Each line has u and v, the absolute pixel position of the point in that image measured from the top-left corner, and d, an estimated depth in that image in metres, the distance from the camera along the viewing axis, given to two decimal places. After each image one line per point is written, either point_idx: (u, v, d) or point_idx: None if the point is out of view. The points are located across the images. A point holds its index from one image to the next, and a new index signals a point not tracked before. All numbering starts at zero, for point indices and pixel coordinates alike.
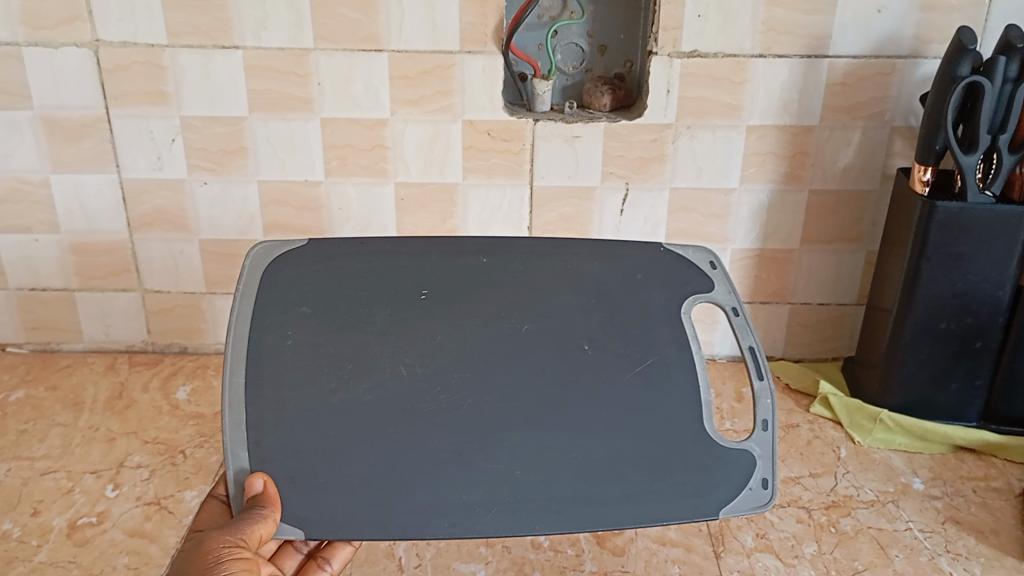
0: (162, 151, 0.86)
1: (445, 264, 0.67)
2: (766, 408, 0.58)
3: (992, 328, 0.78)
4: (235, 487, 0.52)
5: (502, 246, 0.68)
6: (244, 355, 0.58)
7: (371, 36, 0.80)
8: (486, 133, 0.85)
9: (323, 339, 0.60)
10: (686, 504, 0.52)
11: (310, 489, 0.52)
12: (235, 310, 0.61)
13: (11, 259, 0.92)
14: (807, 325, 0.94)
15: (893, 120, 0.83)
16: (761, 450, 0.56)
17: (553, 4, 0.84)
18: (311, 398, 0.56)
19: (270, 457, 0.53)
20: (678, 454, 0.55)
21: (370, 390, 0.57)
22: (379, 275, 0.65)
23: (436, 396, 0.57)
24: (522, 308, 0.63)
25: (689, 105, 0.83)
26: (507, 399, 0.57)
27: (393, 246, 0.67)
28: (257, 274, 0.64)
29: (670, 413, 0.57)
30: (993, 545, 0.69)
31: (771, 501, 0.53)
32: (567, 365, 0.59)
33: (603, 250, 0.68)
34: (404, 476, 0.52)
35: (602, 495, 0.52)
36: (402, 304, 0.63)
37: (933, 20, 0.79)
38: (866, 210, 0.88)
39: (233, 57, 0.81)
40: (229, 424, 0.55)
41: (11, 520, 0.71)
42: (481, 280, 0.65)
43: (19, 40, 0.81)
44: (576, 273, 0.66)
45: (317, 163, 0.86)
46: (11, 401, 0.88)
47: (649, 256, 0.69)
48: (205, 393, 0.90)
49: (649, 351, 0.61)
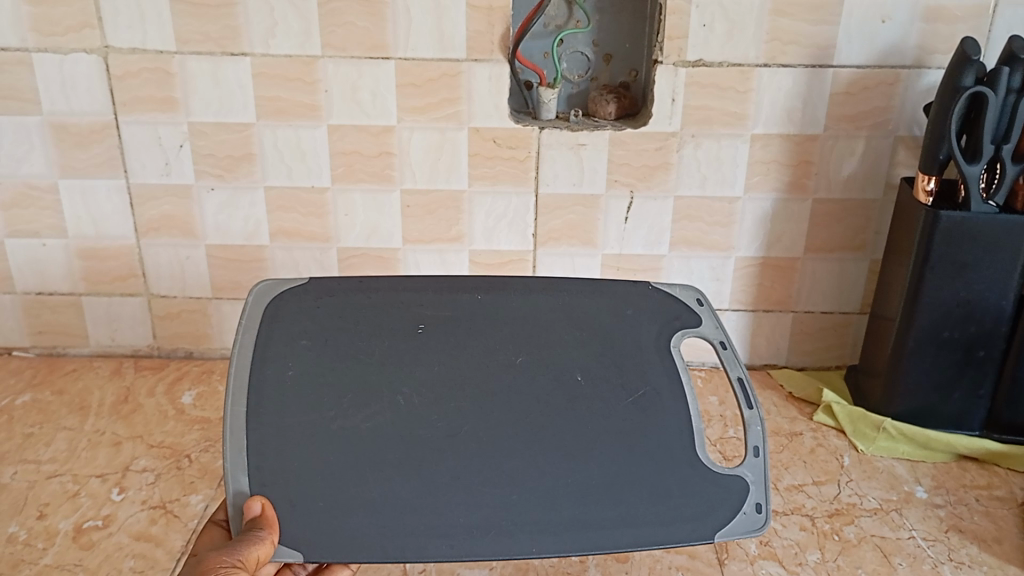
0: (171, 156, 0.86)
1: (443, 299, 0.68)
2: (757, 435, 0.59)
3: (996, 337, 0.78)
4: (235, 510, 0.51)
5: (498, 289, 0.70)
6: (245, 387, 0.59)
7: (379, 43, 0.81)
8: (492, 141, 0.85)
9: (323, 371, 0.61)
10: (684, 527, 0.51)
11: (309, 511, 0.51)
12: (238, 342, 0.62)
13: (19, 263, 0.92)
14: (811, 333, 0.95)
15: (898, 129, 0.84)
16: (754, 476, 0.56)
17: (559, 12, 0.85)
18: (311, 425, 0.56)
19: (270, 481, 0.53)
20: (675, 479, 0.54)
21: (369, 418, 0.57)
22: (378, 310, 0.67)
23: (434, 422, 0.57)
24: (518, 340, 0.64)
25: (694, 114, 0.83)
26: (504, 425, 0.57)
27: (392, 283, 0.69)
28: (261, 308, 0.66)
29: (664, 438, 0.57)
30: (996, 554, 0.70)
31: (766, 525, 0.53)
32: (563, 394, 0.60)
33: (595, 287, 0.71)
34: (404, 498, 0.52)
35: (601, 518, 0.51)
36: (400, 336, 0.64)
37: (937, 30, 0.80)
38: (870, 219, 0.88)
39: (241, 64, 0.82)
40: (230, 449, 0.54)
41: (18, 523, 0.72)
42: (476, 314, 0.67)
43: (29, 46, 0.82)
44: (572, 308, 0.68)
45: (324, 170, 0.87)
46: (17, 405, 0.88)
47: (639, 292, 0.71)
48: (210, 398, 0.90)
49: (645, 379, 0.62)
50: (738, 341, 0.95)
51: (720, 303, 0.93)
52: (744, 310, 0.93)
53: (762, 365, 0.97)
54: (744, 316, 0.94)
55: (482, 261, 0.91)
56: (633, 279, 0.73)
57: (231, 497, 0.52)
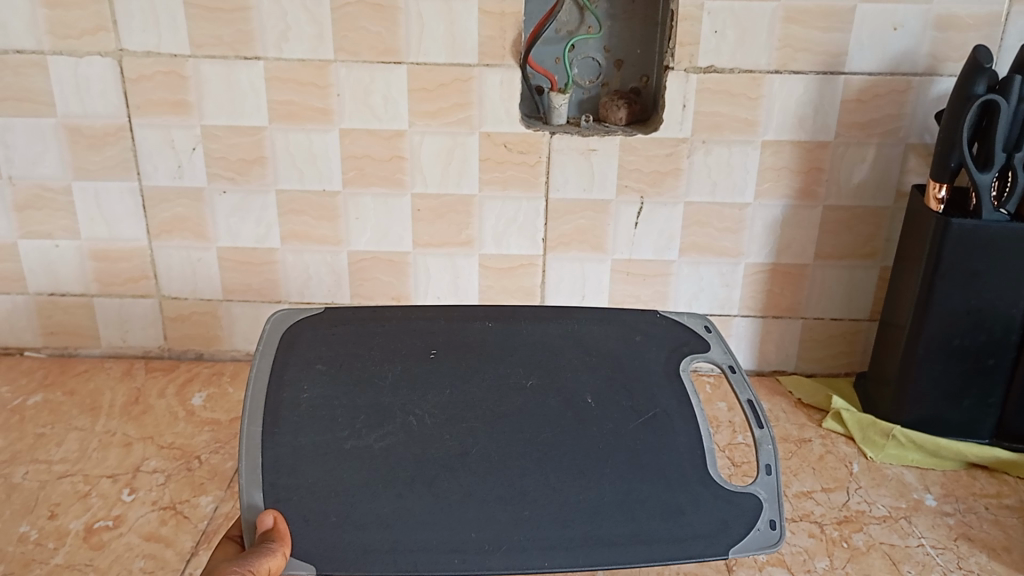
0: (183, 159, 0.87)
1: (454, 327, 0.69)
2: (768, 454, 0.59)
3: (1005, 346, 0.78)
4: (248, 527, 0.50)
5: (509, 316, 0.71)
6: (262, 407, 0.59)
7: (391, 49, 0.81)
8: (503, 146, 0.85)
9: (338, 394, 0.61)
10: (697, 543, 0.51)
11: (322, 527, 0.51)
12: (255, 366, 0.63)
13: (31, 264, 0.93)
14: (820, 340, 0.94)
15: (909, 137, 0.84)
16: (767, 494, 0.55)
17: (570, 18, 0.85)
18: (325, 445, 0.57)
19: (284, 496, 0.53)
20: (686, 497, 0.54)
21: (382, 437, 0.57)
22: (391, 338, 0.68)
23: (446, 442, 0.57)
24: (528, 365, 0.65)
25: (705, 120, 0.84)
26: (515, 445, 0.57)
27: (405, 313, 0.71)
28: (278, 335, 0.67)
29: (673, 458, 0.57)
30: (1006, 563, 0.69)
31: (781, 541, 0.52)
32: (573, 415, 0.60)
33: (603, 316, 0.72)
34: (417, 515, 0.52)
35: (612, 534, 0.51)
36: (413, 362, 0.65)
37: (950, 38, 0.80)
38: (881, 226, 0.88)
39: (255, 68, 0.82)
40: (246, 467, 0.54)
41: (29, 522, 0.72)
42: (488, 341, 0.68)
43: (45, 49, 0.83)
44: (581, 335, 0.69)
45: (336, 174, 0.87)
46: (29, 405, 0.89)
47: (646, 320, 0.72)
48: (221, 399, 0.91)
49: (653, 403, 0.62)
50: (747, 347, 0.95)
51: (729, 309, 0.93)
52: (753, 317, 0.93)
53: (771, 371, 0.97)
54: (752, 323, 0.94)
55: (492, 265, 0.92)
56: (641, 309, 0.74)
57: (244, 512, 0.51)
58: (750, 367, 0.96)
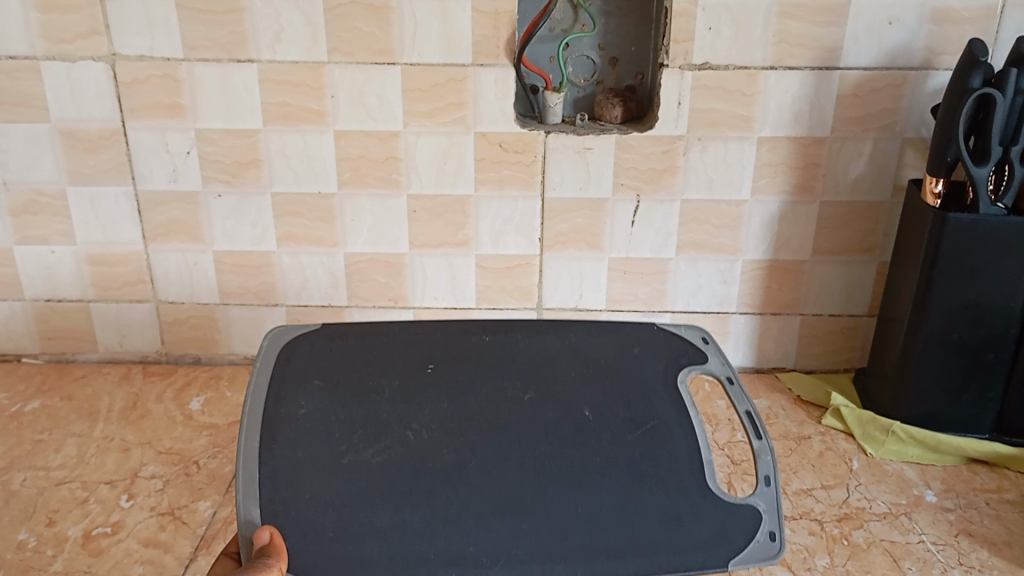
0: (178, 163, 0.87)
1: (452, 341, 0.69)
2: (767, 464, 0.59)
3: (1004, 342, 0.78)
4: (246, 543, 0.50)
5: (506, 327, 0.71)
6: (259, 423, 0.59)
7: (385, 49, 0.81)
8: (498, 145, 0.85)
9: (335, 407, 0.61)
10: (696, 555, 0.51)
11: (320, 540, 0.51)
12: (253, 382, 0.63)
13: (27, 270, 0.93)
14: (818, 336, 0.94)
15: (905, 132, 0.84)
16: (766, 504, 0.55)
17: (564, 16, 0.85)
18: (322, 459, 0.57)
19: (281, 511, 0.52)
20: (686, 507, 0.54)
21: (380, 451, 0.57)
22: (388, 352, 0.68)
23: (444, 456, 0.57)
24: (526, 378, 0.65)
25: (701, 117, 0.83)
26: (514, 457, 0.57)
27: (403, 327, 0.71)
28: (275, 350, 0.67)
29: (672, 468, 0.57)
30: (1007, 558, 0.69)
31: (781, 553, 0.52)
32: (571, 427, 0.60)
33: (601, 327, 0.72)
34: (415, 528, 0.51)
35: (612, 546, 0.50)
36: (410, 375, 0.65)
37: (945, 32, 0.80)
38: (878, 221, 0.88)
39: (249, 70, 0.82)
40: (243, 481, 0.54)
41: (27, 529, 0.72)
42: (485, 354, 0.68)
43: (38, 54, 0.82)
44: (578, 347, 0.69)
45: (332, 176, 0.87)
46: (27, 410, 0.89)
47: (645, 331, 0.72)
48: (219, 403, 0.90)
49: (652, 413, 0.62)
50: (746, 343, 0.95)
51: (728, 306, 0.93)
52: (752, 312, 0.93)
53: (771, 368, 0.96)
54: (751, 320, 0.94)
55: (490, 265, 0.91)
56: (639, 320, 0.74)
57: (241, 526, 0.51)
58: (749, 364, 0.96)
